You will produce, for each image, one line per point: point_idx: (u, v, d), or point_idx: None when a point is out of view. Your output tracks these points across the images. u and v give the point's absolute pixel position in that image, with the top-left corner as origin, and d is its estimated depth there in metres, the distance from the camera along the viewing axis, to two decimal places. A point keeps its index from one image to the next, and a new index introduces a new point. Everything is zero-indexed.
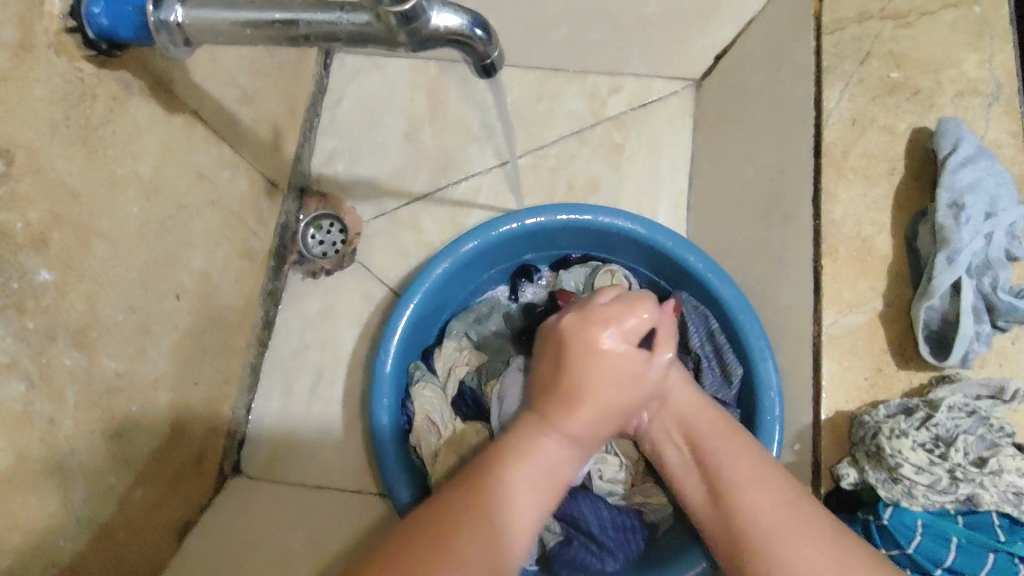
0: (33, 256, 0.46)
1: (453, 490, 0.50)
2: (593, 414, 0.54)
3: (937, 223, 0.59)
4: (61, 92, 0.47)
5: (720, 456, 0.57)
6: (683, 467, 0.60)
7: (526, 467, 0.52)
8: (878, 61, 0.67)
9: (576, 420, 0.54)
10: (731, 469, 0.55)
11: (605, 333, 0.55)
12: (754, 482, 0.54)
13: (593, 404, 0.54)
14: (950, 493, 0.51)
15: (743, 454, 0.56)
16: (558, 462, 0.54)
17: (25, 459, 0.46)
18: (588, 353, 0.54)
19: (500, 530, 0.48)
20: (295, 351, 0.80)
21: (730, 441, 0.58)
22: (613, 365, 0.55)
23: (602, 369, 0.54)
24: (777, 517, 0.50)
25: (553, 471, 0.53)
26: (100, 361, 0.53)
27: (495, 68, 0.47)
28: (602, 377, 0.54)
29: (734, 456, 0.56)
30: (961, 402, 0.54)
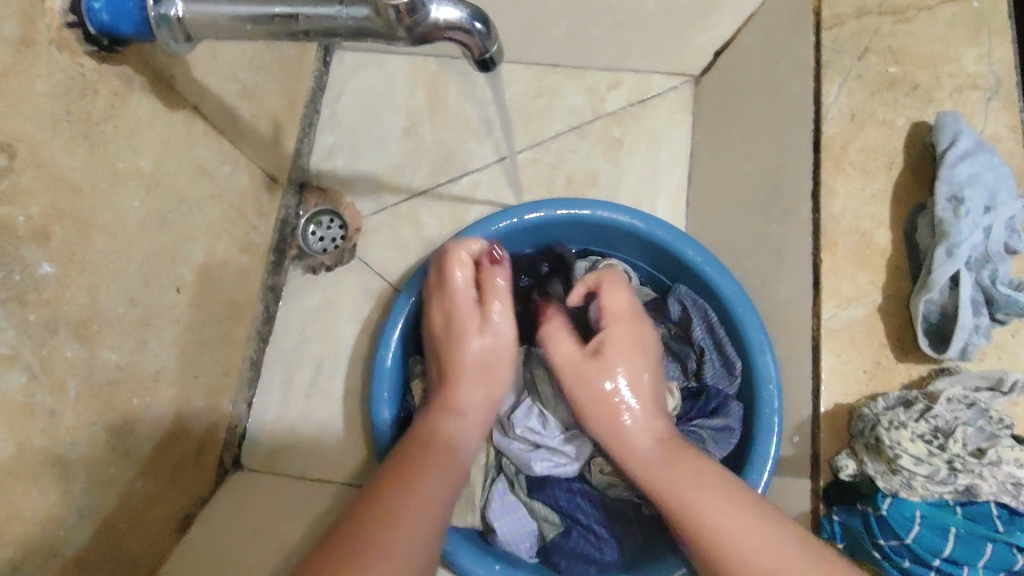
0: (34, 249, 0.46)
1: (388, 475, 0.54)
2: (476, 376, 0.64)
3: (938, 217, 0.59)
4: (62, 87, 0.48)
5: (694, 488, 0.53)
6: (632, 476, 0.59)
7: (431, 442, 0.59)
8: (876, 55, 0.67)
9: (465, 385, 0.64)
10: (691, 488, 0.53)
11: (467, 322, 0.66)
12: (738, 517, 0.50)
13: (475, 367, 0.64)
14: (948, 484, 0.51)
15: (725, 488, 0.52)
16: (469, 441, 0.62)
17: (25, 452, 0.46)
18: (454, 327, 0.66)
19: (427, 500, 0.52)
20: (296, 346, 0.80)
21: (696, 466, 0.55)
22: (478, 345, 0.65)
23: (473, 344, 0.65)
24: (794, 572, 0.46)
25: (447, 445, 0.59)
26: (101, 354, 0.53)
27: (494, 63, 0.47)
28: (475, 349, 0.65)
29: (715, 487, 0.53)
30: (960, 393, 0.54)
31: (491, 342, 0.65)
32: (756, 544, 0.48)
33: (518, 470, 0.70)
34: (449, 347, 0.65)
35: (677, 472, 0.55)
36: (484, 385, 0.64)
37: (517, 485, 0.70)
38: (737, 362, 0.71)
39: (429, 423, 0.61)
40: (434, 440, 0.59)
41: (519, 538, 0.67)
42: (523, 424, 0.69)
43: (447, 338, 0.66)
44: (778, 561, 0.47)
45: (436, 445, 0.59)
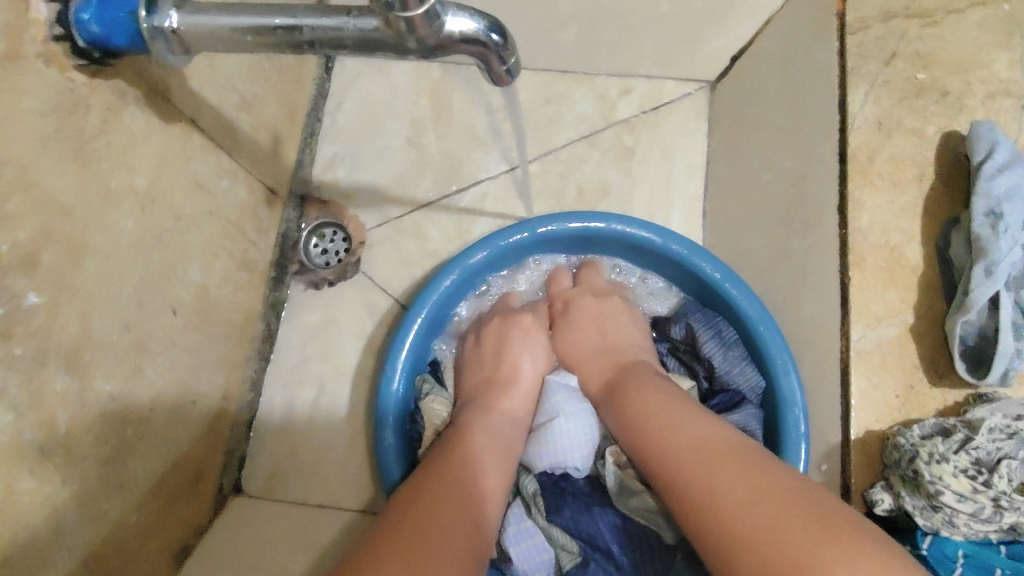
0: (20, 277, 0.43)
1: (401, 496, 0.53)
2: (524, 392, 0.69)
3: (975, 233, 0.55)
4: (52, 104, 0.45)
5: (669, 422, 0.56)
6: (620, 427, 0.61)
7: (455, 450, 0.58)
8: (903, 61, 0.64)
9: (511, 398, 0.68)
10: (660, 416, 0.57)
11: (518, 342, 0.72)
12: (697, 441, 0.52)
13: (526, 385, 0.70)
14: (993, 522, 0.48)
15: (689, 420, 0.55)
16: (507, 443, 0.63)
17: (11, 495, 0.43)
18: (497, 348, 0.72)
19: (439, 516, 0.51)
20: (298, 364, 0.77)
21: (668, 405, 0.58)
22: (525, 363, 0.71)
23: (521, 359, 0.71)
24: (749, 483, 0.46)
25: (486, 445, 0.61)
26: (93, 385, 0.50)
27: (510, 76, 0.44)
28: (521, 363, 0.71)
29: (678, 421, 0.55)
30: (1001, 422, 0.50)
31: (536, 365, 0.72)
32: (709, 463, 0.49)
33: (546, 440, 0.67)
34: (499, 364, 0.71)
35: (640, 406, 0.59)
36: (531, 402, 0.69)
37: (533, 508, 0.66)
38: (758, 380, 0.67)
39: (470, 422, 0.63)
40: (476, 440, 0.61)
41: (533, 567, 0.64)
42: (543, 388, 0.70)
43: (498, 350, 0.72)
44: (733, 472, 0.47)
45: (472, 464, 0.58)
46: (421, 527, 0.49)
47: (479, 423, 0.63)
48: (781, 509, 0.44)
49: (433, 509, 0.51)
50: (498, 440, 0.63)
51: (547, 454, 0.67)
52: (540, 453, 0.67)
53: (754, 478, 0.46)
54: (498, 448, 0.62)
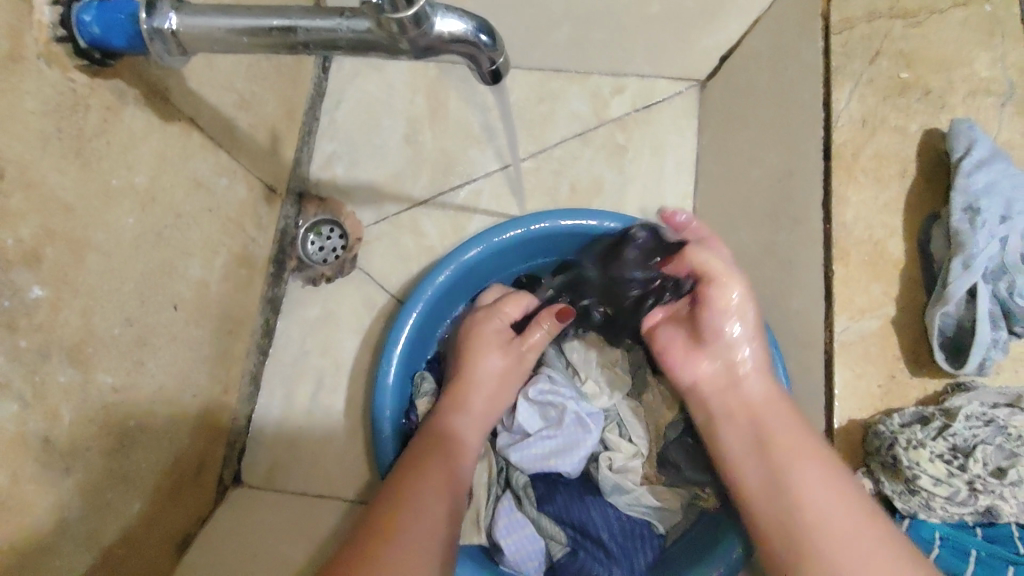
0: (24, 272, 0.44)
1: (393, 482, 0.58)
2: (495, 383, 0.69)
3: (954, 228, 0.57)
4: (53, 103, 0.46)
5: (784, 442, 0.56)
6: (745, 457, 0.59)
7: (442, 441, 0.63)
8: (887, 60, 0.66)
9: (474, 395, 0.68)
10: (784, 437, 0.57)
11: (488, 347, 0.70)
12: (804, 464, 0.54)
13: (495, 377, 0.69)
14: (969, 505, 0.50)
15: (800, 440, 0.56)
16: (474, 439, 0.66)
17: (17, 482, 0.44)
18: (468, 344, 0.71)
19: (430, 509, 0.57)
20: (296, 358, 0.78)
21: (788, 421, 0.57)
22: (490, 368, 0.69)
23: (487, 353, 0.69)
24: (843, 531, 0.50)
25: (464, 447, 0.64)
26: (96, 377, 0.51)
27: (499, 76, 0.46)
28: (486, 359, 0.69)
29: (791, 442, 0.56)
30: (978, 410, 0.52)
31: (503, 363, 0.70)
32: (817, 494, 0.53)
33: (552, 442, 0.68)
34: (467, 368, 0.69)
35: (775, 417, 0.58)
36: (501, 393, 0.69)
37: (524, 501, 0.67)
38: None
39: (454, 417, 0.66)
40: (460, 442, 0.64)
41: (526, 557, 0.65)
42: (540, 392, 0.71)
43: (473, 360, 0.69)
44: (833, 520, 0.51)
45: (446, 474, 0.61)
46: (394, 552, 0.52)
47: (463, 419, 0.66)
48: (871, 561, 0.49)
49: (418, 490, 0.57)
50: (476, 428, 0.67)
51: (540, 458, 0.69)
52: (534, 456, 0.69)
53: (851, 529, 0.50)
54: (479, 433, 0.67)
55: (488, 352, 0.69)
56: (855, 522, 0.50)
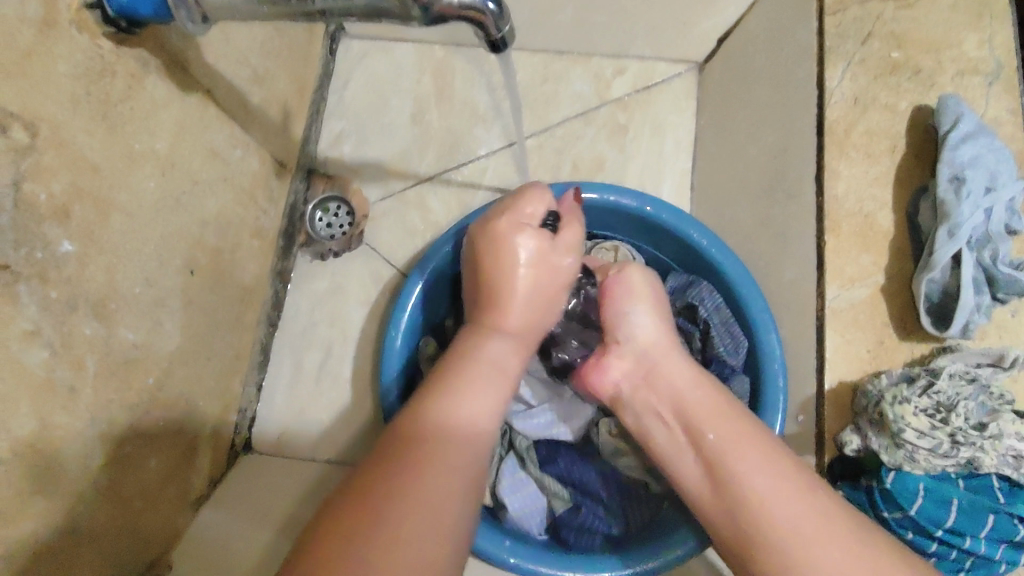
0: (55, 227, 0.47)
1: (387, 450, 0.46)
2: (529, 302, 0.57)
3: (939, 198, 0.60)
4: (83, 67, 0.48)
5: (723, 434, 0.54)
6: (672, 445, 0.57)
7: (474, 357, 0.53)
8: (879, 40, 0.68)
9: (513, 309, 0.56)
10: (706, 413, 0.55)
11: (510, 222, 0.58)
12: (745, 450, 0.52)
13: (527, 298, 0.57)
14: (952, 457, 0.53)
15: (734, 422, 0.54)
16: (514, 363, 0.55)
17: (47, 426, 0.47)
18: (508, 233, 0.58)
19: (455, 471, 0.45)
20: (305, 329, 0.81)
21: (670, 358, 0.60)
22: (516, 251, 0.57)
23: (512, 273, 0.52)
24: (792, 516, 0.48)
25: (502, 366, 0.54)
26: (118, 333, 0.54)
27: (506, 43, 0.48)
28: None
29: (700, 406, 0.56)
30: (961, 369, 0.55)
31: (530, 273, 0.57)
32: (763, 486, 0.50)
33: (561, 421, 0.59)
34: (494, 250, 0.58)
35: (717, 420, 0.55)
36: (539, 305, 0.57)
37: (528, 461, 0.70)
38: (743, 340, 0.71)
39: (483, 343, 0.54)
40: (491, 363, 0.53)
41: (529, 514, 0.68)
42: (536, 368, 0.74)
43: (494, 238, 0.58)
44: (768, 492, 0.49)
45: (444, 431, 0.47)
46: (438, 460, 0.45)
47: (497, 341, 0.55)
48: (841, 556, 0.46)
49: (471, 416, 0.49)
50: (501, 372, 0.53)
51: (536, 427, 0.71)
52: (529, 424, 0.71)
53: (791, 496, 0.49)
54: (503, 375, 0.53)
55: (515, 237, 0.57)
56: (780, 490, 0.49)
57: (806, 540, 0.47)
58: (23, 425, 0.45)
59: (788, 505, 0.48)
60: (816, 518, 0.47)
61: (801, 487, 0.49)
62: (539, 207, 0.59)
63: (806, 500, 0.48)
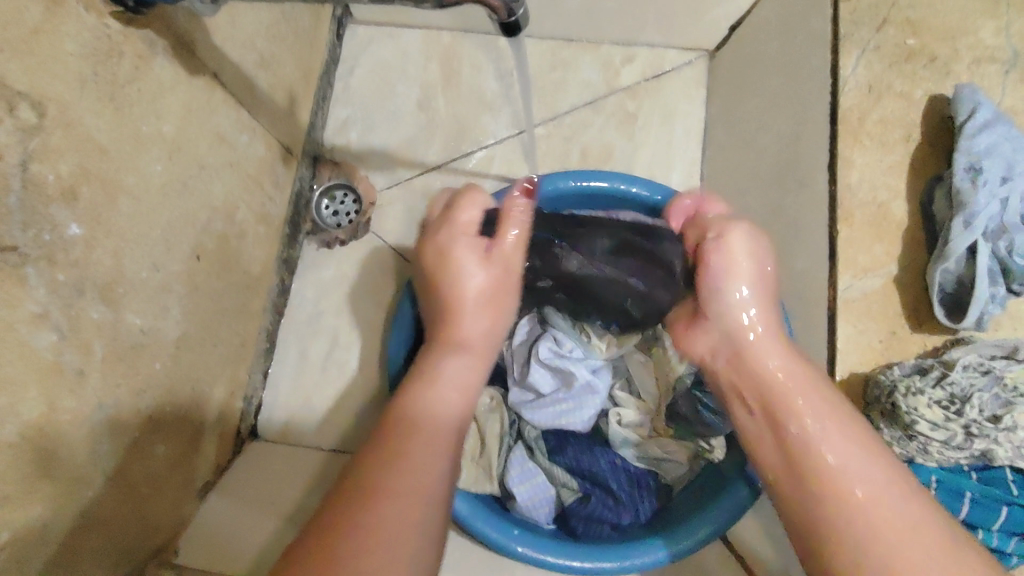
0: (63, 209, 0.46)
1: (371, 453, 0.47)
2: (475, 313, 0.59)
3: (955, 187, 0.59)
4: (90, 48, 0.48)
5: (826, 439, 0.48)
6: (762, 439, 0.53)
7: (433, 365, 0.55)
8: (894, 27, 0.67)
9: (468, 317, 0.59)
10: (817, 419, 0.49)
11: (457, 238, 0.61)
12: (846, 452, 0.47)
13: (474, 308, 0.59)
14: (965, 449, 0.53)
15: (847, 431, 0.48)
16: (473, 375, 0.56)
17: (55, 410, 0.47)
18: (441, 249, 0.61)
19: (431, 471, 0.47)
20: (312, 318, 0.80)
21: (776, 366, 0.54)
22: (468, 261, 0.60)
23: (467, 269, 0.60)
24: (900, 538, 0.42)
25: (463, 380, 0.55)
26: (126, 318, 0.53)
27: (520, 26, 0.48)
28: (469, 277, 0.59)
29: (810, 408, 0.50)
30: (975, 360, 0.54)
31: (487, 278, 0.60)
32: (872, 505, 0.44)
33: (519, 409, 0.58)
34: (445, 267, 0.61)
35: (821, 421, 0.49)
36: (488, 314, 0.60)
37: (536, 451, 0.70)
38: None
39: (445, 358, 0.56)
40: (450, 372, 0.55)
41: (540, 503, 0.69)
42: (546, 356, 0.71)
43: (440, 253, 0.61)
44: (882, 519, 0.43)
45: (423, 421, 0.51)
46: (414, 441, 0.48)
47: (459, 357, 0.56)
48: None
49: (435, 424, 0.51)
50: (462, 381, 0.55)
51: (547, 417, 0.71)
52: (541, 415, 0.71)
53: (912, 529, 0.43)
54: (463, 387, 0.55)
55: (459, 246, 0.61)
56: (880, 477, 0.45)
57: (897, 526, 0.43)
58: (31, 408, 0.45)
59: (881, 491, 0.45)
60: (914, 515, 0.43)
61: (920, 530, 0.43)
62: (473, 213, 0.63)
63: (904, 496, 0.44)
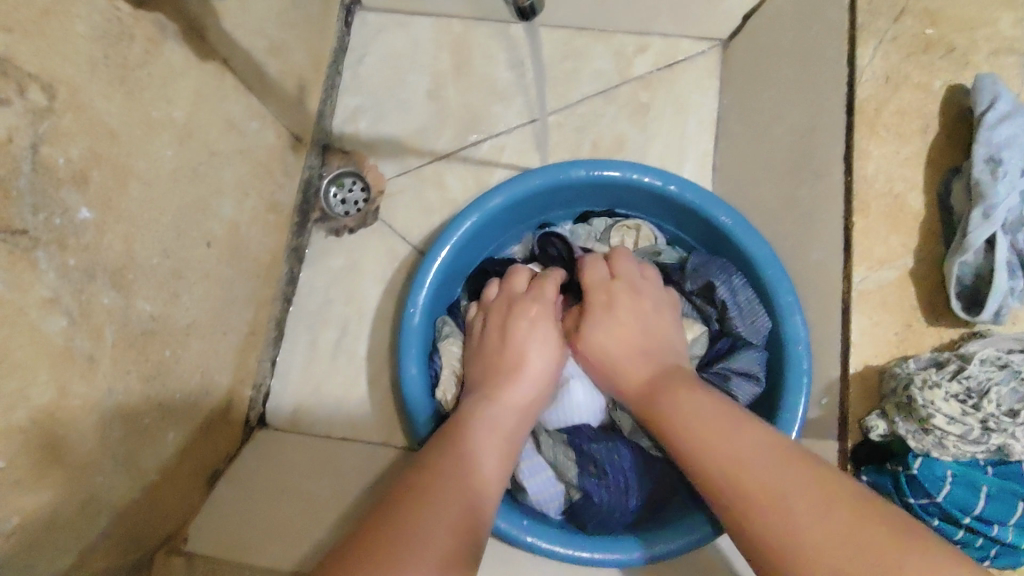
0: (74, 193, 0.46)
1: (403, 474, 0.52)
2: (529, 383, 0.63)
3: (974, 178, 0.58)
4: (100, 30, 0.47)
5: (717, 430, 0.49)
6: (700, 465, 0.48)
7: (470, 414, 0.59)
8: (912, 17, 0.66)
9: (519, 385, 0.62)
10: (711, 422, 0.50)
11: (514, 285, 0.71)
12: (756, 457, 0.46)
13: (530, 377, 0.63)
14: (982, 443, 0.52)
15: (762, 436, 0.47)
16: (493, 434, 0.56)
17: (65, 394, 0.46)
18: (498, 300, 0.71)
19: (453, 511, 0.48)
20: (321, 307, 0.80)
21: (681, 387, 0.55)
22: (525, 308, 0.67)
23: (522, 320, 0.67)
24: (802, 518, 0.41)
25: (501, 437, 0.58)
26: (136, 304, 0.53)
27: (534, 12, 0.48)
28: (524, 331, 0.66)
29: (702, 417, 0.50)
30: (993, 355, 0.53)
31: (544, 348, 0.65)
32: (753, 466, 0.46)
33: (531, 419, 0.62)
34: (501, 314, 0.69)
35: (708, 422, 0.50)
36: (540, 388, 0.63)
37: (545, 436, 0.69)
38: (763, 320, 0.69)
39: (485, 408, 0.59)
40: (492, 428, 0.58)
41: (548, 498, 0.68)
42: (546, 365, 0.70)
43: (497, 301, 0.71)
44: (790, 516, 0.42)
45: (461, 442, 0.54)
46: (442, 462, 0.51)
47: (496, 412, 0.59)
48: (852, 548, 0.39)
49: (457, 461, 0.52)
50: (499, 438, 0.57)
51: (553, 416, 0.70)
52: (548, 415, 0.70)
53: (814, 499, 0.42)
54: (498, 444, 0.57)
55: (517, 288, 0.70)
56: (770, 462, 0.45)
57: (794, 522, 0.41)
58: (43, 393, 0.45)
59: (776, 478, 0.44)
60: (814, 498, 0.42)
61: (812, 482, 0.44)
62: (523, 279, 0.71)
63: (807, 482, 0.43)
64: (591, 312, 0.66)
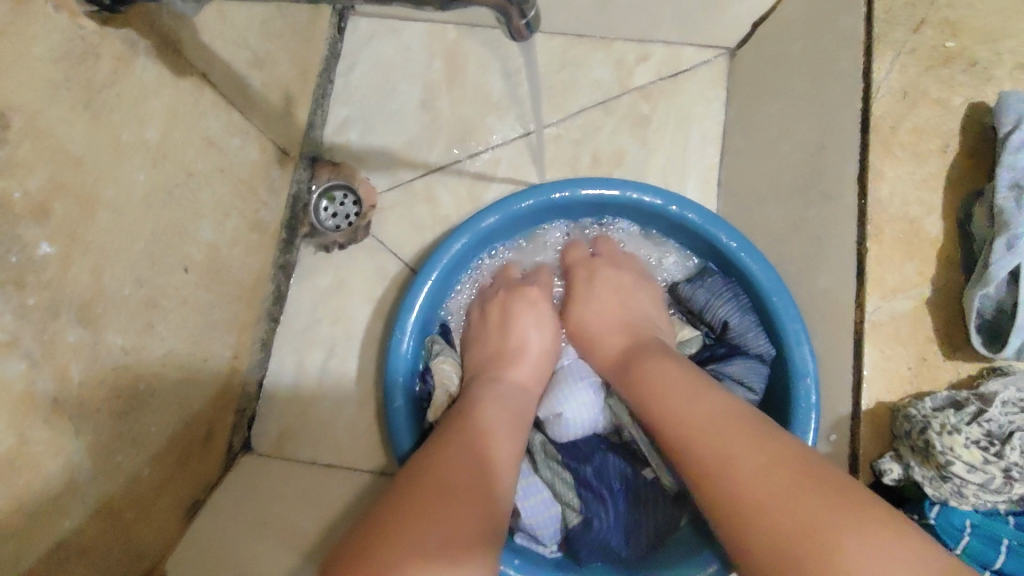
0: (33, 227, 0.43)
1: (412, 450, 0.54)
2: (528, 361, 0.67)
3: (997, 206, 0.53)
4: (62, 51, 0.44)
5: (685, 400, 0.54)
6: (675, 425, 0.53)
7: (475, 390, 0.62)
8: (931, 28, 0.62)
9: (520, 366, 0.66)
10: (682, 391, 0.55)
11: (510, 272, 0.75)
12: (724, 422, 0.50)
13: (530, 356, 0.67)
14: (1003, 493, 0.49)
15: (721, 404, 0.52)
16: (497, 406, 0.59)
17: (26, 441, 0.43)
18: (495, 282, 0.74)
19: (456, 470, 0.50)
20: (307, 326, 0.77)
21: (655, 359, 0.60)
22: (521, 290, 0.71)
23: (520, 301, 0.70)
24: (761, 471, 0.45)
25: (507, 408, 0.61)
26: (106, 338, 0.50)
27: (530, 30, 0.44)
28: (521, 311, 0.69)
29: (672, 388, 0.55)
30: (1017, 397, 0.50)
31: (541, 327, 0.69)
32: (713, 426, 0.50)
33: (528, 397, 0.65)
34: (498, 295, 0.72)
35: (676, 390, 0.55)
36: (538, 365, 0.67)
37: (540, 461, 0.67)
38: (763, 344, 0.66)
39: (487, 386, 0.63)
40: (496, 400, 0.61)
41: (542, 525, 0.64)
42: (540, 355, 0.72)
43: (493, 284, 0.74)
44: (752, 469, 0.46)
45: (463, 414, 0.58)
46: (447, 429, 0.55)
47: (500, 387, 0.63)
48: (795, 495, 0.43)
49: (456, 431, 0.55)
50: (508, 410, 0.60)
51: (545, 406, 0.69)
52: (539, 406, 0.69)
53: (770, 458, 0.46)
54: (508, 417, 0.59)
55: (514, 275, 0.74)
56: (732, 427, 0.49)
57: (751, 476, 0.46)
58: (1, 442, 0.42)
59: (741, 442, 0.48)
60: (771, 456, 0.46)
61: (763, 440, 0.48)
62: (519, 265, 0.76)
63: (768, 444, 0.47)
64: (575, 285, 0.72)
